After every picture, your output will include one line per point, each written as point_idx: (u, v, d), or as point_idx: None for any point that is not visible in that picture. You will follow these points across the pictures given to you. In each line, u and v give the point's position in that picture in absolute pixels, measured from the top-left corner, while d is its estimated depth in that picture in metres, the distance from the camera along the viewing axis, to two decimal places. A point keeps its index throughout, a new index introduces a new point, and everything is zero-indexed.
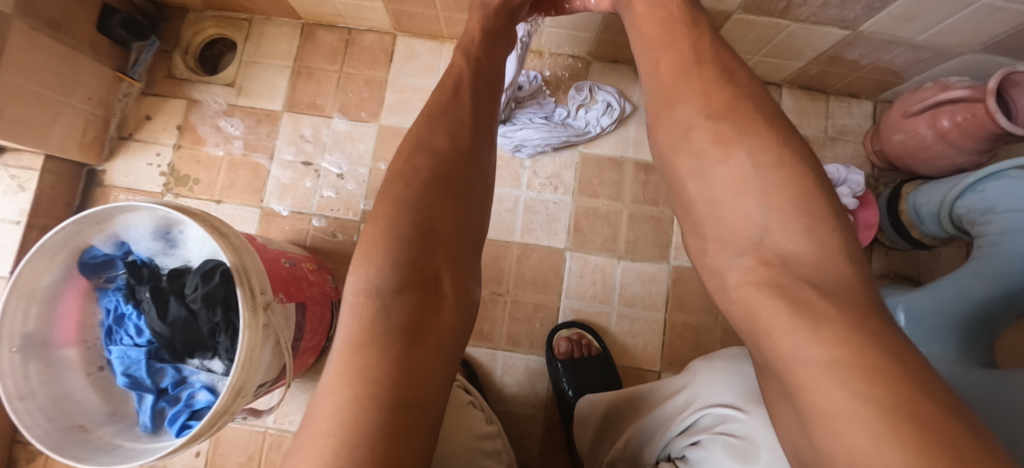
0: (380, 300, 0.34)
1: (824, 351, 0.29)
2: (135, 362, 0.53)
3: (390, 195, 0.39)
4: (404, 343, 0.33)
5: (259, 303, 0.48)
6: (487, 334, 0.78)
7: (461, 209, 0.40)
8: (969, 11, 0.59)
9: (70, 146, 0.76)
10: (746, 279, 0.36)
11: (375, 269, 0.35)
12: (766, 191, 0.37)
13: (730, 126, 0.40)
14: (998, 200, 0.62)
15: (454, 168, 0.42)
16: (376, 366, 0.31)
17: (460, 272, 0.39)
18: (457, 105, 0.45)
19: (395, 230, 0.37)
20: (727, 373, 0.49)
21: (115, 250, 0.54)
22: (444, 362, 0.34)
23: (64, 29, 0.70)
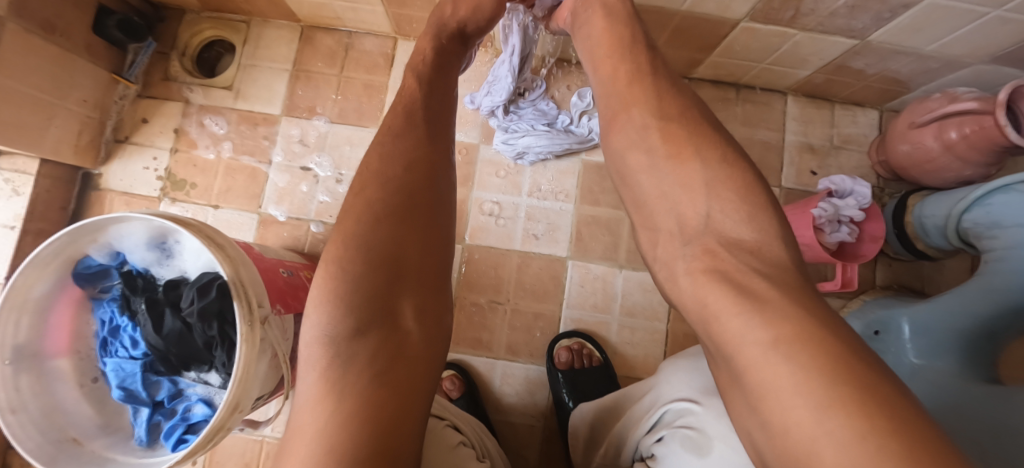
0: (340, 348, 0.34)
1: (766, 331, 0.27)
2: (130, 375, 0.53)
3: (340, 235, 0.37)
4: (371, 389, 0.33)
5: (256, 317, 0.47)
6: (486, 343, 0.77)
7: (423, 238, 0.40)
8: (980, 23, 0.57)
9: (65, 150, 0.75)
10: (693, 267, 0.35)
11: (328, 316, 0.34)
12: (731, 182, 0.36)
13: (697, 133, 0.40)
14: (1004, 215, 0.61)
15: (410, 197, 0.41)
16: (340, 419, 0.31)
17: (426, 303, 0.39)
18: (411, 126, 0.45)
19: (346, 271, 0.36)
20: (687, 369, 0.49)
21: (110, 260, 0.53)
22: (419, 401, 0.35)
23: (58, 30, 0.69)
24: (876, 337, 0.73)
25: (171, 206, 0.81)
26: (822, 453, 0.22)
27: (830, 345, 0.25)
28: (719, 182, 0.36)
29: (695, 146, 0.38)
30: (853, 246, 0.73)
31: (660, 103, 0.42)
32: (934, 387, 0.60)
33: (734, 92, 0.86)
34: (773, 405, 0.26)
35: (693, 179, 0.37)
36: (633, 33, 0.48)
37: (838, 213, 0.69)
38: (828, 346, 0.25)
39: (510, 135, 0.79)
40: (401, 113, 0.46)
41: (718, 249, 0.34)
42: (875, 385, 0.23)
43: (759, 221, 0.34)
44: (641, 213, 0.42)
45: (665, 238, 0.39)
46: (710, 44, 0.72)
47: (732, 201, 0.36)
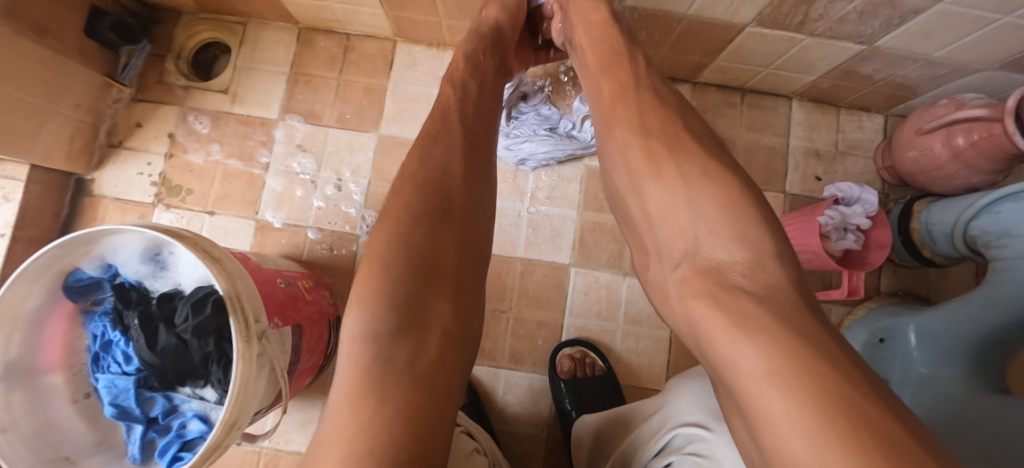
0: (378, 346, 0.33)
1: (762, 358, 0.25)
2: (123, 391, 0.51)
3: (383, 235, 0.38)
4: (406, 388, 0.31)
5: (253, 333, 0.46)
6: (490, 352, 0.76)
7: (460, 241, 0.40)
8: (990, 29, 0.57)
9: (57, 156, 0.73)
10: (685, 290, 0.34)
11: (370, 313, 0.34)
12: (715, 199, 0.35)
13: (676, 145, 0.39)
14: (1013, 223, 0.60)
15: (448, 198, 0.41)
16: (375, 417, 0.29)
17: (462, 307, 0.37)
18: (446, 130, 0.46)
19: (390, 269, 0.35)
20: (695, 391, 0.48)
21: (102, 272, 0.51)
22: (454, 409, 0.33)
23: (50, 33, 0.67)
24: (881, 345, 0.73)
25: (166, 212, 0.79)
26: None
27: (824, 374, 0.23)
28: (726, 195, 0.34)
29: (706, 159, 0.37)
30: (860, 254, 0.72)
31: (657, 110, 0.41)
32: (941, 397, 0.60)
33: (739, 97, 0.85)
34: (772, 439, 0.24)
35: (677, 194, 0.36)
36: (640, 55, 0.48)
37: (845, 220, 0.68)
38: (822, 375, 0.23)
39: (512, 140, 0.77)
40: (435, 118, 0.47)
41: (709, 270, 0.33)
42: (881, 424, 0.21)
43: (748, 237, 0.32)
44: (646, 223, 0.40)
45: (655, 261, 0.39)
46: (717, 48, 0.71)
47: (706, 212, 0.35)
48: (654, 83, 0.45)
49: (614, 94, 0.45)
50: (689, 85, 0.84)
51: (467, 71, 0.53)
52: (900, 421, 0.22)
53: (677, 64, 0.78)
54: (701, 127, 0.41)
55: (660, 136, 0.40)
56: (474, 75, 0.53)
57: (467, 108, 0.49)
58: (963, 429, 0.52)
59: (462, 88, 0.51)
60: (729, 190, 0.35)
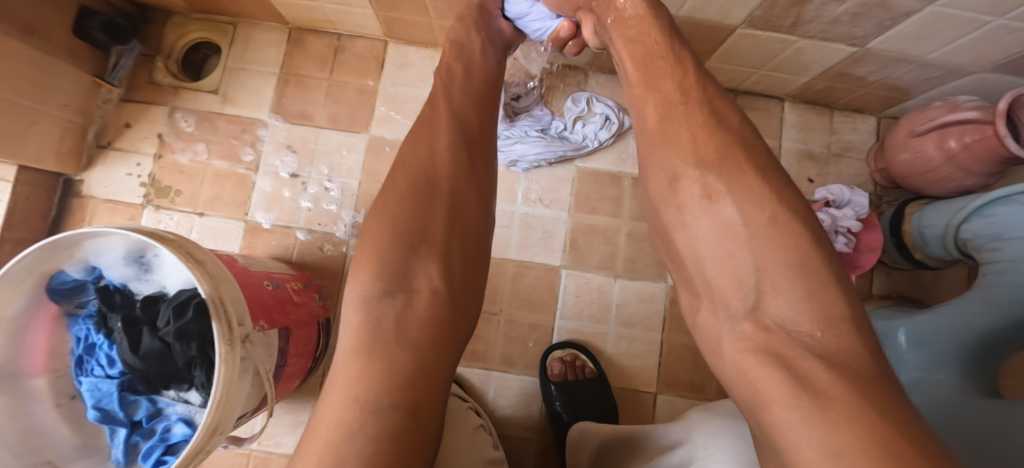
0: (370, 311, 0.37)
1: (827, 431, 0.25)
2: (106, 395, 0.50)
3: (375, 211, 0.41)
4: (393, 349, 0.35)
5: (237, 336, 0.45)
6: (480, 354, 0.76)
7: (448, 210, 0.42)
8: (984, 31, 0.56)
9: (45, 157, 0.73)
10: (740, 346, 0.33)
11: (362, 282, 0.37)
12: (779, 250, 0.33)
13: (737, 181, 0.36)
14: (1007, 227, 0.60)
15: (436, 175, 0.43)
16: (366, 373, 0.34)
17: (450, 272, 0.40)
18: (432, 110, 0.47)
19: (380, 242, 0.39)
20: (728, 437, 0.42)
21: (86, 275, 0.51)
22: (442, 363, 0.37)
23: (38, 33, 0.66)
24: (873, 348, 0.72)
25: (156, 214, 0.79)
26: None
27: (902, 450, 0.22)
28: None
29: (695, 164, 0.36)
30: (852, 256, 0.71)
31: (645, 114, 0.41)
32: (931, 400, 0.59)
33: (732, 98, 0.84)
34: None
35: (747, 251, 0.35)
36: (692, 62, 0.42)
37: (836, 223, 0.68)
38: (901, 451, 0.22)
39: (503, 141, 0.77)
40: (427, 104, 0.48)
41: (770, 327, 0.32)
42: None
43: (819, 297, 0.31)
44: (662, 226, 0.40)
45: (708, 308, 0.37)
46: (711, 49, 0.71)
47: None
48: (709, 95, 0.40)
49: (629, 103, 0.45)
50: None
51: (450, 54, 0.53)
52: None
53: None
54: (769, 157, 0.37)
55: (720, 169, 0.36)
56: (459, 58, 0.53)
57: (453, 88, 0.49)
58: (968, 433, 0.50)
59: (448, 73, 0.51)
60: (789, 240, 0.33)
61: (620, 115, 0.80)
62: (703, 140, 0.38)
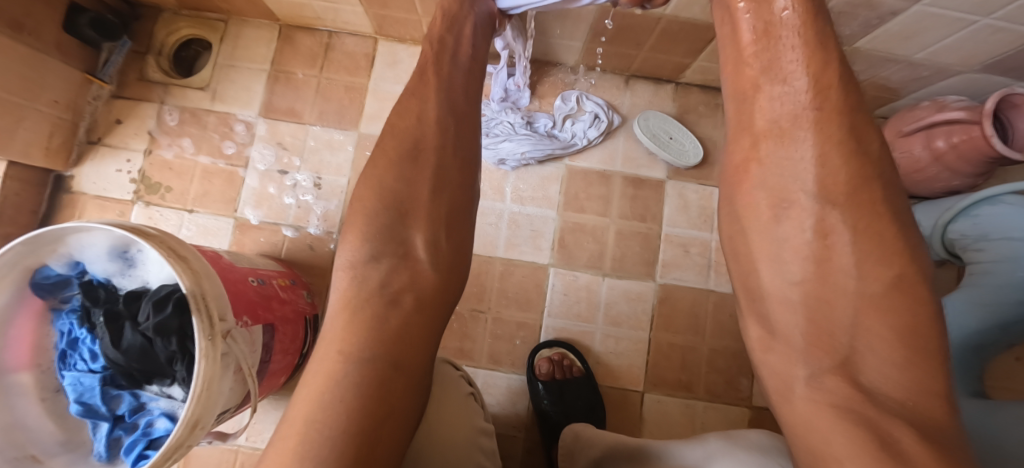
0: (359, 272, 0.38)
1: None
2: (88, 389, 0.51)
3: (367, 176, 0.41)
4: (379, 308, 0.37)
5: (218, 331, 0.45)
6: (468, 352, 0.76)
7: (437, 178, 0.41)
8: (969, 31, 0.56)
9: (35, 152, 0.73)
10: (818, 399, 0.30)
11: (353, 244, 0.39)
12: (888, 312, 0.30)
13: (858, 228, 0.31)
14: (996, 228, 0.60)
15: (423, 139, 0.42)
16: (352, 329, 0.36)
17: (438, 238, 0.40)
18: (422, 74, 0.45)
19: (369, 207, 0.40)
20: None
21: (70, 270, 0.51)
22: (428, 323, 0.38)
23: (27, 30, 0.67)
24: None
25: (147, 210, 0.79)
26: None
27: None
28: None
29: None
30: None
31: None
32: None
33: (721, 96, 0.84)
34: None
35: (834, 294, 0.31)
36: (838, 49, 0.32)
37: None
38: None
39: (491, 140, 0.78)
40: (423, 62, 0.45)
41: (860, 389, 0.29)
42: None
43: (917, 369, 0.28)
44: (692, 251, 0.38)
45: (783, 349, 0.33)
46: (698, 48, 0.70)
47: None
48: (851, 105, 0.32)
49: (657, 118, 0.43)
50: (672, 85, 0.83)
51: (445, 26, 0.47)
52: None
53: (659, 64, 0.78)
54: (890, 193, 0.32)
55: (851, 211, 0.31)
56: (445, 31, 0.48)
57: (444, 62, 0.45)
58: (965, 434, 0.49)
59: (440, 43, 0.46)
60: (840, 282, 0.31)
61: (610, 113, 0.81)
62: (835, 165, 0.32)
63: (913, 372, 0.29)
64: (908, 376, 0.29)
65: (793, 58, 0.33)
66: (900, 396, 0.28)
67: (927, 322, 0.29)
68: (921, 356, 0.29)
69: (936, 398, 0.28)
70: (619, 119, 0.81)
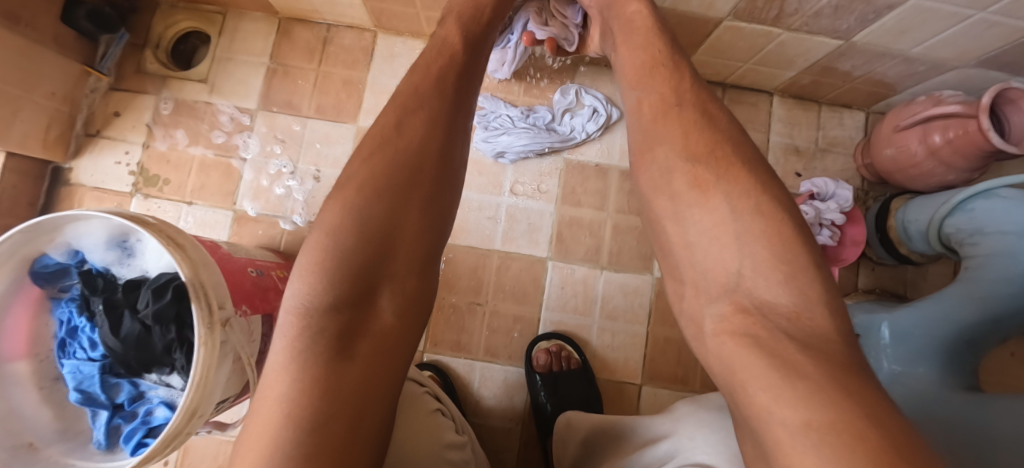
0: (315, 319, 0.34)
1: (797, 412, 0.25)
2: (88, 377, 0.51)
3: (340, 206, 0.37)
4: (332, 362, 0.33)
5: (216, 320, 0.45)
6: (465, 345, 0.76)
7: (419, 221, 0.39)
8: (965, 25, 0.56)
9: (32, 144, 0.73)
10: (720, 328, 0.34)
11: (312, 286, 0.34)
12: (767, 237, 0.33)
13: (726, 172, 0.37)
14: (988, 221, 0.60)
15: (416, 174, 0.40)
16: (301, 386, 0.31)
17: (406, 285, 0.39)
18: (425, 88, 0.44)
19: (339, 245, 0.35)
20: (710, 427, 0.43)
21: (69, 259, 0.51)
22: (386, 377, 0.35)
23: (23, 21, 0.66)
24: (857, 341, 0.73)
25: (145, 202, 0.79)
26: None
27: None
28: (743, 210, 0.35)
29: (715, 174, 0.37)
30: (835, 250, 0.71)
31: None
32: (910, 395, 0.60)
33: (721, 92, 0.85)
34: None
35: (724, 228, 0.35)
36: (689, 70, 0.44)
37: (820, 216, 0.68)
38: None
39: (489, 133, 0.78)
40: (421, 77, 0.45)
41: (752, 310, 0.32)
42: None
43: None
44: (658, 241, 0.41)
45: (691, 292, 0.37)
46: (696, 42, 0.71)
47: None
48: (703, 99, 0.42)
49: (650, 108, 0.43)
50: None
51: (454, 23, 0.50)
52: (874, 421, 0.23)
53: None
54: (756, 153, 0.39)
55: (710, 164, 0.37)
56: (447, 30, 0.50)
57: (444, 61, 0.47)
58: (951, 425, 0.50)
59: (443, 44, 0.48)
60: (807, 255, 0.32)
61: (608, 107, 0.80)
62: (694, 136, 0.39)
63: (796, 285, 0.32)
64: (792, 290, 0.32)
65: (661, 70, 0.44)
66: (787, 309, 0.31)
67: (792, 241, 0.33)
68: (799, 269, 0.32)
69: (818, 306, 0.31)
70: (618, 113, 0.81)
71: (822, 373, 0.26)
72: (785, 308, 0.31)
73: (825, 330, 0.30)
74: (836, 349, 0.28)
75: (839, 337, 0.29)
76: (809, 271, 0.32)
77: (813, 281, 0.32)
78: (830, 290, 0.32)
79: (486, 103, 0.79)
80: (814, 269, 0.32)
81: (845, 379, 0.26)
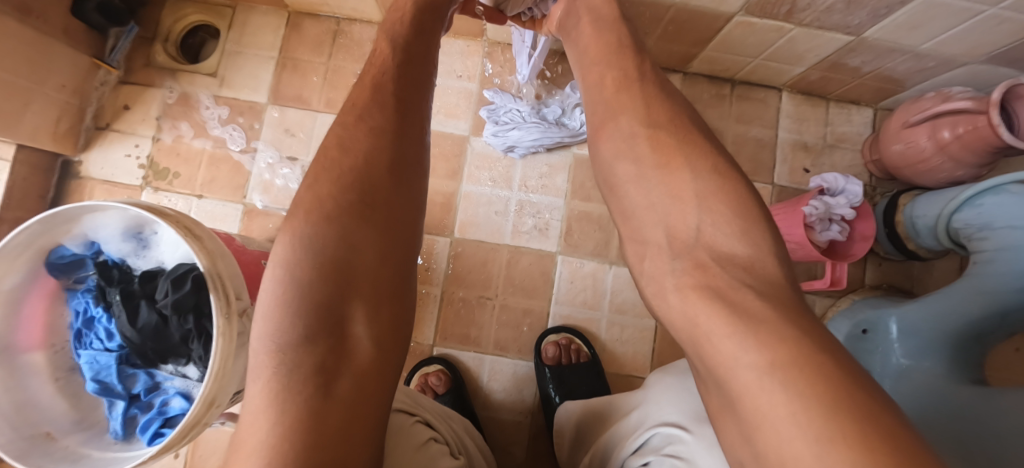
0: (286, 360, 0.30)
1: (761, 353, 0.24)
2: (105, 368, 0.51)
3: (290, 234, 0.33)
4: (314, 407, 0.29)
5: (233, 310, 0.46)
6: (474, 339, 0.76)
7: (383, 238, 0.35)
8: (976, 21, 0.57)
9: (43, 137, 0.73)
10: (682, 283, 0.32)
11: (274, 325, 0.31)
12: (721, 194, 0.33)
13: (686, 140, 0.37)
14: (996, 215, 0.60)
15: (371, 189, 0.36)
16: (280, 440, 0.27)
17: (381, 309, 0.34)
18: (381, 95, 0.40)
19: (294, 277, 0.31)
20: (677, 388, 0.45)
21: (85, 250, 0.51)
22: (371, 410, 0.32)
23: (35, 13, 0.66)
24: (864, 336, 0.73)
25: (155, 195, 0.79)
26: (794, 453, 0.21)
27: (898, 432, 0.20)
28: (709, 194, 0.33)
29: (688, 156, 0.35)
30: (845, 245, 0.72)
31: (648, 109, 0.39)
32: (919, 390, 0.60)
33: (729, 88, 0.85)
34: (768, 441, 0.23)
35: (682, 189, 0.34)
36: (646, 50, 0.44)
37: (830, 211, 0.68)
38: (896, 434, 0.19)
39: (499, 128, 0.78)
40: (368, 86, 0.41)
41: (711, 264, 0.31)
42: (906, 442, 0.19)
43: None
44: (627, 225, 0.38)
45: (653, 251, 0.35)
46: (705, 38, 0.71)
47: (718, 209, 0.33)
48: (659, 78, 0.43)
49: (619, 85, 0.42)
50: (679, 75, 0.85)
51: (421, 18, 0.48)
52: (834, 359, 0.23)
53: (667, 54, 0.79)
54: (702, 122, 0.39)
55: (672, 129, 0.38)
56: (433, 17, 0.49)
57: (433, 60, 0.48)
58: (958, 421, 0.50)
59: (404, 51, 0.44)
60: None
61: None
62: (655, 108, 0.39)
63: (749, 237, 0.31)
64: (746, 242, 0.31)
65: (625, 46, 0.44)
66: (742, 258, 0.30)
67: (745, 198, 0.33)
68: (752, 224, 0.32)
69: (769, 257, 0.30)
70: None
71: (776, 313, 0.26)
72: (739, 257, 0.30)
73: (776, 278, 0.29)
74: (787, 295, 0.28)
75: (786, 282, 0.29)
76: (761, 222, 0.32)
77: (763, 233, 0.31)
78: (777, 241, 0.32)
79: (496, 98, 0.79)
80: (764, 221, 0.32)
81: (801, 321, 0.26)
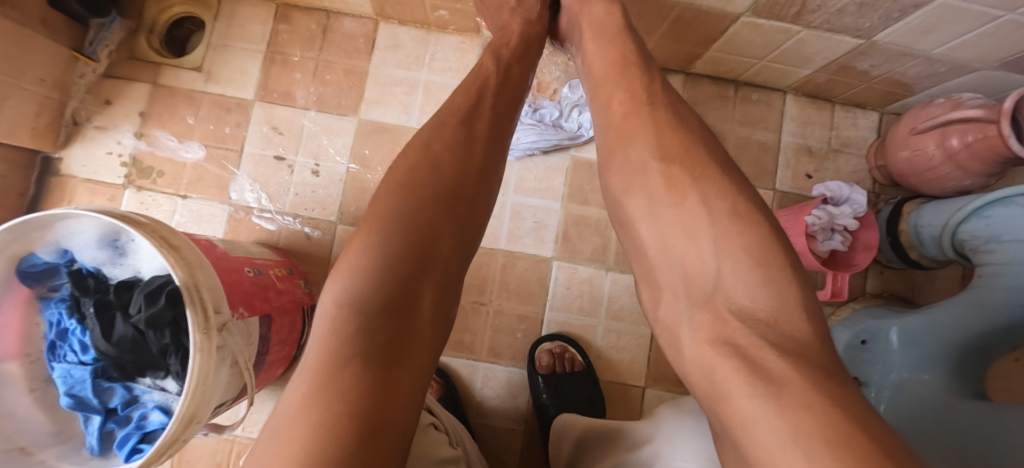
0: (357, 316, 0.32)
1: (783, 420, 0.24)
2: (79, 382, 0.49)
3: (384, 206, 0.37)
4: (380, 365, 0.30)
5: (213, 325, 0.43)
6: (468, 345, 0.75)
7: (458, 227, 0.39)
8: (993, 26, 0.54)
9: (21, 133, 0.70)
10: (699, 336, 0.33)
11: (354, 283, 0.33)
12: (742, 236, 0.33)
13: (700, 174, 0.37)
14: (1005, 229, 0.58)
15: (459, 184, 0.41)
16: (348, 387, 0.28)
17: (443, 296, 0.38)
18: (479, 113, 0.46)
19: (384, 244, 0.35)
20: (691, 434, 0.43)
21: (58, 258, 0.49)
22: (422, 383, 0.32)
23: (10, 3, 0.63)
24: (864, 347, 0.72)
25: (138, 194, 0.77)
26: None
27: None
28: (729, 235, 0.34)
29: (699, 186, 0.36)
30: (846, 255, 0.71)
31: (659, 139, 0.40)
32: (921, 403, 0.59)
33: (733, 89, 0.83)
34: None
35: (697, 231, 0.35)
36: (634, 72, 0.45)
37: (833, 221, 0.67)
38: None
39: None
40: (473, 96, 0.47)
41: (729, 317, 0.32)
42: None
43: None
44: (643, 266, 0.40)
45: (669, 297, 0.37)
46: (710, 38, 0.69)
47: (737, 256, 0.33)
48: (670, 99, 0.43)
49: (628, 110, 0.43)
50: (682, 76, 0.82)
51: (510, 45, 0.52)
52: (861, 427, 0.22)
53: (670, 54, 0.76)
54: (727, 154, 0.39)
55: (680, 160, 0.38)
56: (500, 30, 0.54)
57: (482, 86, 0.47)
58: (965, 442, 0.48)
59: (505, 70, 0.50)
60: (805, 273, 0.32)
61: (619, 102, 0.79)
62: (664, 137, 0.40)
63: (773, 287, 0.31)
64: (769, 293, 0.31)
65: (620, 75, 0.45)
66: (764, 314, 0.31)
67: (771, 242, 0.33)
68: (775, 271, 0.32)
69: (797, 309, 0.30)
70: None
71: (801, 376, 0.26)
72: (762, 313, 0.31)
73: (804, 333, 0.29)
74: (816, 355, 0.28)
75: (817, 345, 0.29)
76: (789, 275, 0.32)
77: (790, 284, 0.31)
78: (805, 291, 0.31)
79: None
80: (792, 271, 0.32)
81: (824, 380, 0.26)
